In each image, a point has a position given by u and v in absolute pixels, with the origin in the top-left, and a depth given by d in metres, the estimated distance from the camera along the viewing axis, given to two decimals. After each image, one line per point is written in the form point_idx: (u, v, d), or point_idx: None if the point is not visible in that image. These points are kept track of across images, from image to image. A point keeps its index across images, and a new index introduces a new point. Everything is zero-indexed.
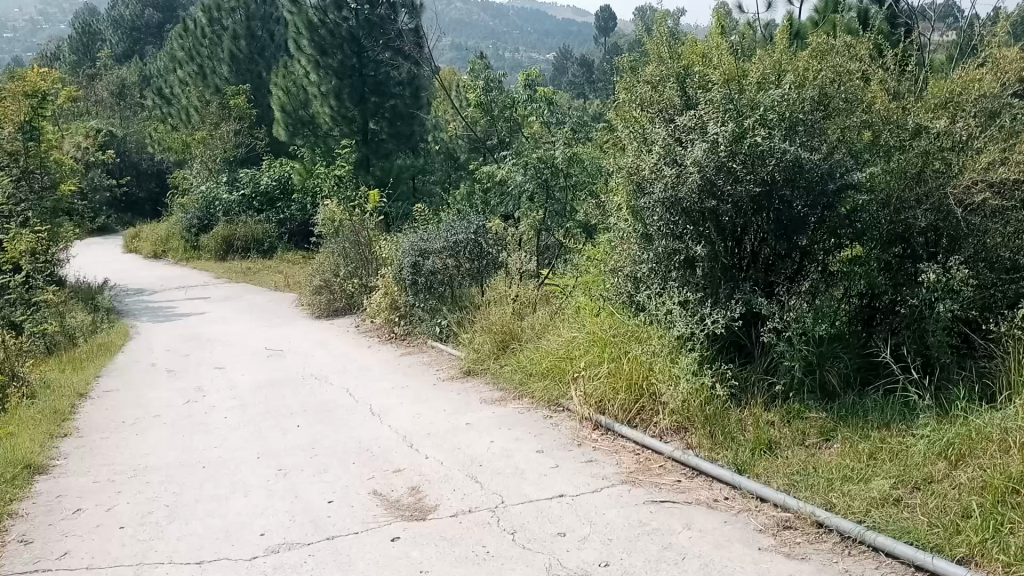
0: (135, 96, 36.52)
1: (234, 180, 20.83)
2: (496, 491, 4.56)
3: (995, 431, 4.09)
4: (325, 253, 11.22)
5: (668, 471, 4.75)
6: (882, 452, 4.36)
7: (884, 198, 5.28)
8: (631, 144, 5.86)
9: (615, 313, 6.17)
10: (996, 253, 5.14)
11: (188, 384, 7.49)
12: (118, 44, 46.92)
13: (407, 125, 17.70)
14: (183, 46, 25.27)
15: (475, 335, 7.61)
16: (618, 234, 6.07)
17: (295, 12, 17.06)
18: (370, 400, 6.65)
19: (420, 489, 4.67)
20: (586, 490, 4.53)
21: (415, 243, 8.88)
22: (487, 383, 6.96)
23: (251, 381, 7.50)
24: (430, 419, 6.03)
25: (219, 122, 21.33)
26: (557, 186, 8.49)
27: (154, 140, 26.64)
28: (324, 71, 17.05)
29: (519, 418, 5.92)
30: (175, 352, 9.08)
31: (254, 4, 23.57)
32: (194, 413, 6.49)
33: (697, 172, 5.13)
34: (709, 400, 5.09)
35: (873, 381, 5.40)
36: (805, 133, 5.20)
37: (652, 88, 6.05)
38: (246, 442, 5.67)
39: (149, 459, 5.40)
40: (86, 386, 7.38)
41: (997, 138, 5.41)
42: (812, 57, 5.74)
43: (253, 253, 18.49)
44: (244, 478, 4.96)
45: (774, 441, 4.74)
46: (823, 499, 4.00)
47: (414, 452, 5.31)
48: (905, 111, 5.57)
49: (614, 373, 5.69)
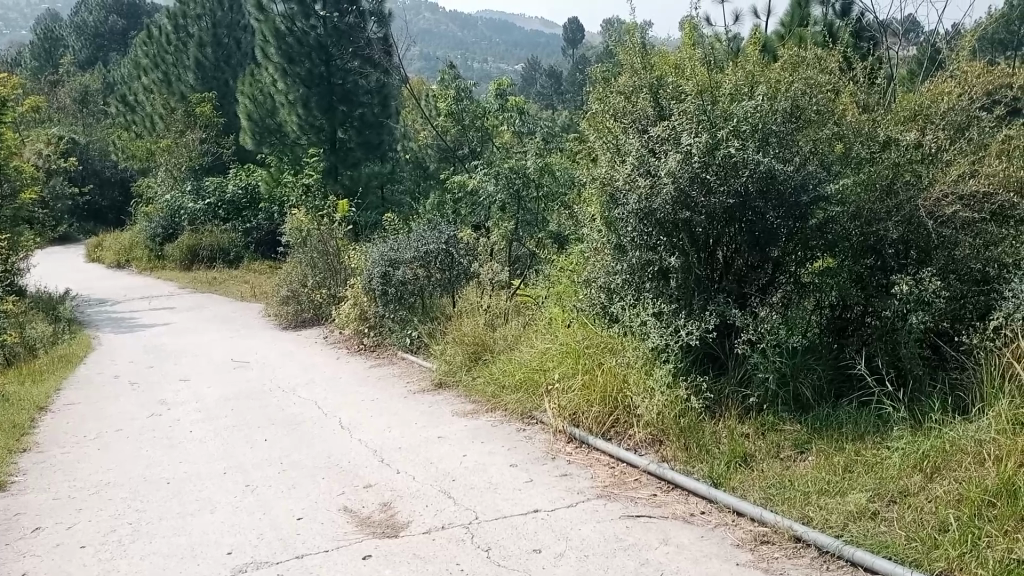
0: (98, 104, 36.10)
1: (199, 189, 20.57)
2: (469, 507, 4.48)
3: (969, 443, 4.10)
4: (293, 262, 11.04)
5: (643, 485, 4.70)
6: (858, 465, 4.36)
7: (855, 210, 5.26)
8: (604, 154, 5.84)
9: (589, 324, 6.14)
10: (966, 265, 5.13)
11: (151, 397, 7.31)
12: (80, 49, 46.28)
13: (375, 134, 17.54)
14: (147, 53, 24.92)
15: (446, 346, 7.53)
16: (591, 245, 6.03)
17: (262, 20, 16.93)
18: (340, 413, 6.54)
19: (391, 505, 4.57)
20: (561, 506, 4.46)
21: (384, 252, 8.78)
22: (459, 395, 6.87)
23: (218, 393, 7.35)
24: (400, 433, 5.92)
25: (185, 130, 21.09)
26: (530, 196, 8.50)
27: (119, 148, 26.26)
28: (291, 79, 16.89)
29: (491, 431, 5.85)
30: (139, 363, 8.89)
31: (221, 11, 23.35)
32: (158, 427, 6.34)
33: (671, 183, 5.10)
34: (683, 413, 5.05)
35: (846, 393, 5.37)
36: (779, 144, 5.20)
37: (625, 98, 6.05)
38: (212, 457, 5.54)
39: (112, 475, 5.24)
40: (46, 399, 7.18)
41: (965, 151, 5.50)
42: (783, 70, 5.78)
43: (218, 263, 18.23)
44: (210, 494, 4.83)
45: (749, 453, 4.73)
46: (800, 514, 3.98)
47: (386, 467, 5.21)
48: (875, 123, 5.62)
49: (588, 385, 5.65)
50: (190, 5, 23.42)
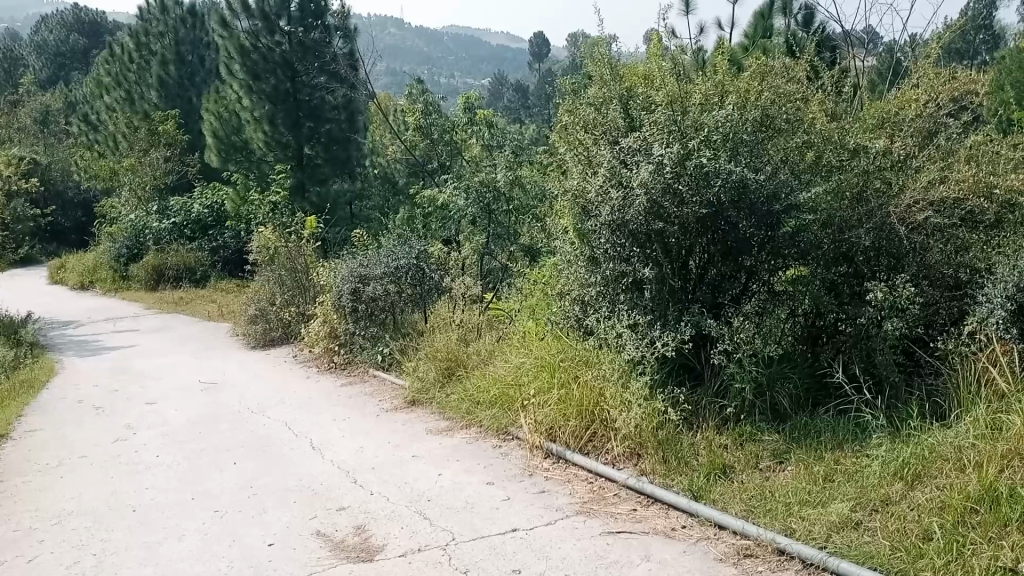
0: (60, 123, 35.63)
1: (164, 208, 20.32)
2: (446, 527, 4.38)
3: (949, 450, 4.11)
4: (261, 280, 10.90)
5: (622, 500, 4.64)
6: (838, 474, 4.34)
7: (826, 218, 5.28)
8: (575, 166, 5.78)
9: (564, 338, 6.08)
10: (939, 271, 5.21)
11: (116, 421, 7.11)
12: (42, 69, 45.36)
13: (343, 150, 17.39)
14: (109, 72, 24.52)
15: (420, 362, 7.44)
16: (564, 257, 5.97)
17: (226, 37, 16.72)
18: (311, 434, 6.40)
19: (366, 527, 4.46)
20: (539, 524, 4.38)
21: (354, 269, 8.68)
22: (432, 413, 6.75)
23: (185, 417, 7.18)
24: (374, 453, 5.81)
25: (149, 148, 20.79)
26: (499, 211, 8.51)
27: (81, 167, 25.88)
28: (257, 96, 16.71)
29: (466, 448, 5.74)
30: (103, 387, 8.65)
31: (184, 29, 23.14)
32: (123, 452, 6.17)
33: (644, 195, 5.05)
34: (660, 425, 5.00)
35: (824, 402, 5.35)
36: (748, 153, 5.19)
37: (595, 110, 6.02)
38: (180, 482, 5.39)
39: (74, 504, 5.07)
40: (6, 427, 6.95)
41: (935, 157, 5.57)
42: (751, 79, 5.82)
43: (184, 282, 17.91)
44: (177, 522, 4.68)
45: (728, 464, 4.69)
46: (782, 526, 3.93)
47: (358, 488, 5.10)
48: (844, 131, 5.68)
49: (564, 399, 5.58)
50: (153, 23, 23.16)
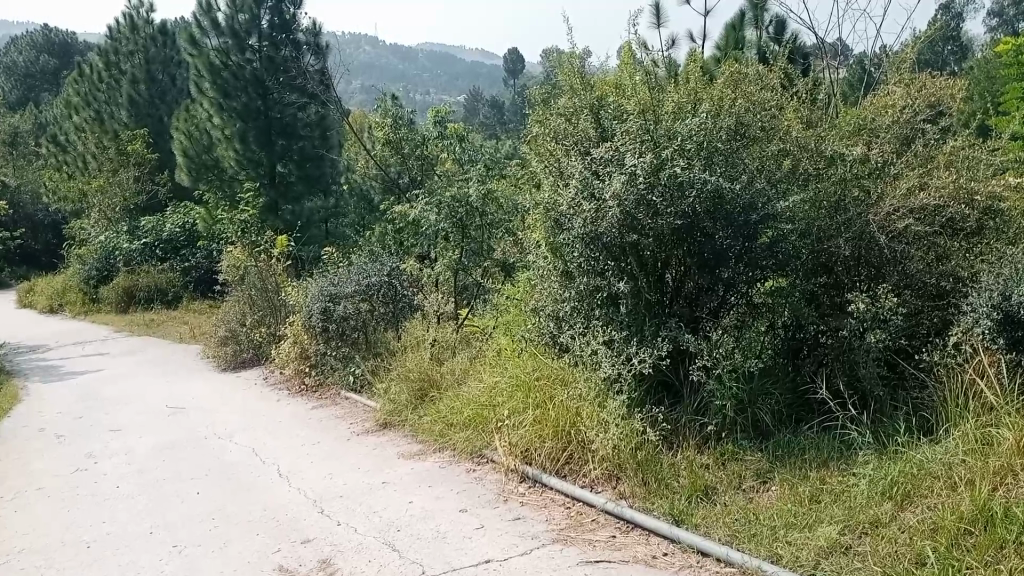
0: (27, 143, 34.97)
1: (135, 229, 19.99)
2: (415, 560, 4.16)
3: (938, 467, 3.98)
4: (231, 301, 10.67)
5: (601, 526, 4.43)
6: (824, 495, 4.17)
7: (804, 227, 5.12)
8: (547, 178, 5.58)
9: (539, 354, 5.90)
10: (920, 279, 5.11)
11: (77, 451, 6.82)
12: (11, 89, 44.55)
13: (316, 167, 17.13)
14: (78, 92, 24.15)
15: (391, 384, 7.21)
16: (539, 272, 5.78)
17: (195, 55, 16.41)
18: (278, 460, 6.16)
19: (330, 561, 4.23)
20: (514, 554, 4.17)
21: (324, 288, 8.44)
22: (405, 435, 6.53)
23: (149, 444, 6.90)
24: (343, 480, 5.57)
25: (118, 168, 20.48)
26: (472, 226, 8.30)
27: (48, 189, 25.50)
28: (227, 113, 16.45)
29: (438, 473, 5.53)
30: (67, 414, 8.35)
31: (154, 48, 22.92)
32: (81, 484, 5.89)
33: (617, 206, 4.84)
34: (640, 445, 4.82)
35: (807, 418, 5.21)
36: (723, 162, 5.04)
37: (566, 120, 5.87)
38: (139, 515, 5.13)
39: (25, 541, 4.79)
40: None
41: (912, 164, 5.50)
42: (724, 87, 5.70)
43: (156, 304, 17.56)
44: (134, 558, 4.42)
45: (710, 486, 4.51)
46: (767, 551, 3.74)
47: (325, 518, 4.87)
48: (821, 138, 5.58)
49: (539, 420, 5.37)
50: (121, 42, 22.91)
